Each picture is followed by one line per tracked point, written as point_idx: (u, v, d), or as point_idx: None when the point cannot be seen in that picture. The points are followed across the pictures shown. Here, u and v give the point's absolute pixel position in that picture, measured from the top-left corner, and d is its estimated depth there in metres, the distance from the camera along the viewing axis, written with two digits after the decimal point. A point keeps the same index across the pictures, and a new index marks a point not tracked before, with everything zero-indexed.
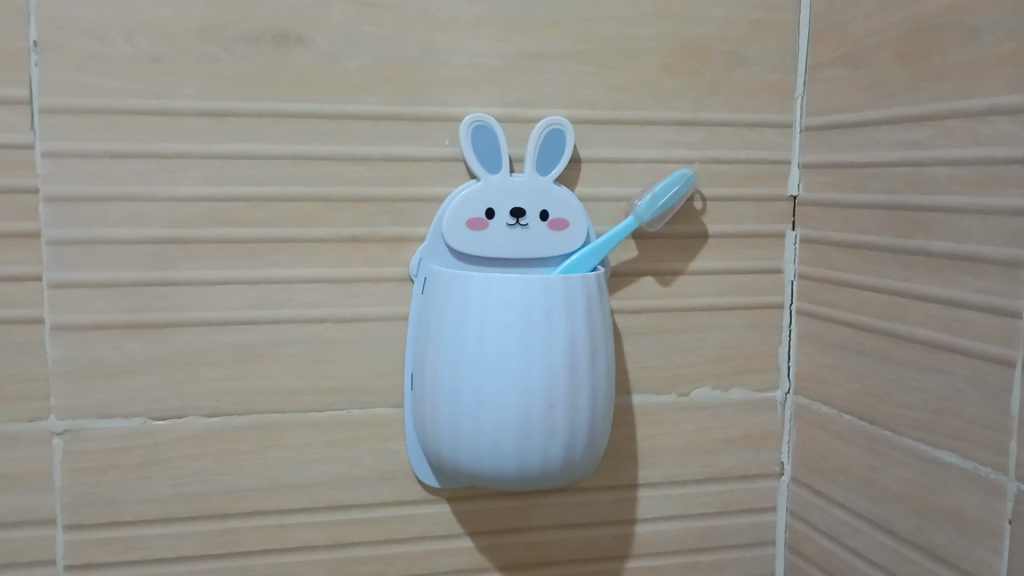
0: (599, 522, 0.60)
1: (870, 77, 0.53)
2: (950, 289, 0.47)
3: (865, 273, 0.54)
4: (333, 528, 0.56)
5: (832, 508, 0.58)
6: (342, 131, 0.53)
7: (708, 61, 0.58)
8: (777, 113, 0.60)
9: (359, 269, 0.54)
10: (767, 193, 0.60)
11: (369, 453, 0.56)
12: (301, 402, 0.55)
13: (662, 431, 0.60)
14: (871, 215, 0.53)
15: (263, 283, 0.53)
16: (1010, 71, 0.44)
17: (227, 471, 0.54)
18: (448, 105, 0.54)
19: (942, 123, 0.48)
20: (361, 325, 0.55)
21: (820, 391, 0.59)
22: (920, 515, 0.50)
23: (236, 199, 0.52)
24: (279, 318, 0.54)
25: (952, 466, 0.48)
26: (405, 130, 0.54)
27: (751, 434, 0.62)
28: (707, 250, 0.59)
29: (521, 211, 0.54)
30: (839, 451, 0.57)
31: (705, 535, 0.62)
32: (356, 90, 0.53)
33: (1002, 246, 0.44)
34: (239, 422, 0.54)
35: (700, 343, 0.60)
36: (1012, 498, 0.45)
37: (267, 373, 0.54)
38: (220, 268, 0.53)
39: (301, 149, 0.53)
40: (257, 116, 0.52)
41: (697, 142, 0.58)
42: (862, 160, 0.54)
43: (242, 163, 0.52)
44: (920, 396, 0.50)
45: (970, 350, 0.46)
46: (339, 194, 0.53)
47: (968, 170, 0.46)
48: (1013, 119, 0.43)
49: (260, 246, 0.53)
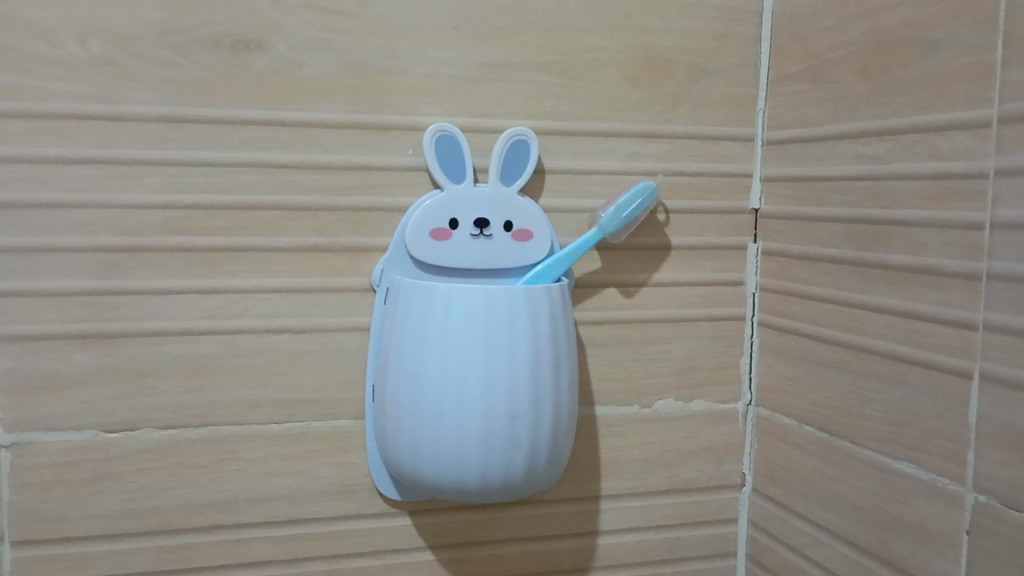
0: (562, 535, 0.60)
1: (831, 91, 0.54)
2: (910, 302, 0.48)
3: (825, 285, 0.54)
4: (291, 542, 0.55)
5: (793, 519, 0.58)
6: (303, 138, 0.52)
7: (671, 74, 0.58)
8: (739, 126, 0.60)
9: (319, 278, 0.53)
10: (729, 205, 0.60)
11: (329, 467, 0.55)
12: (259, 414, 0.54)
13: (625, 443, 0.60)
14: (831, 228, 0.54)
15: (220, 293, 0.52)
16: (968, 86, 0.44)
17: (181, 485, 0.53)
18: (412, 113, 0.54)
19: (901, 137, 0.48)
20: (322, 336, 0.54)
21: (781, 403, 0.59)
22: (881, 526, 0.51)
23: (194, 206, 0.51)
24: (237, 329, 0.53)
25: (911, 477, 0.48)
26: (368, 139, 0.53)
27: (713, 446, 0.62)
28: (669, 261, 0.59)
29: (484, 221, 0.54)
30: (800, 462, 0.57)
31: (668, 547, 0.62)
32: (317, 97, 0.52)
33: (959, 259, 0.45)
34: (194, 435, 0.53)
35: (663, 354, 0.60)
36: (970, 508, 0.45)
37: (224, 384, 0.53)
38: (176, 277, 0.51)
39: (260, 157, 0.52)
40: (215, 123, 0.51)
41: (660, 154, 0.59)
42: (822, 173, 0.54)
43: (198, 170, 0.51)
44: (881, 407, 0.50)
45: (928, 362, 0.47)
46: (298, 203, 0.53)
47: (927, 184, 0.47)
48: (971, 133, 0.44)
49: (217, 255, 0.52)
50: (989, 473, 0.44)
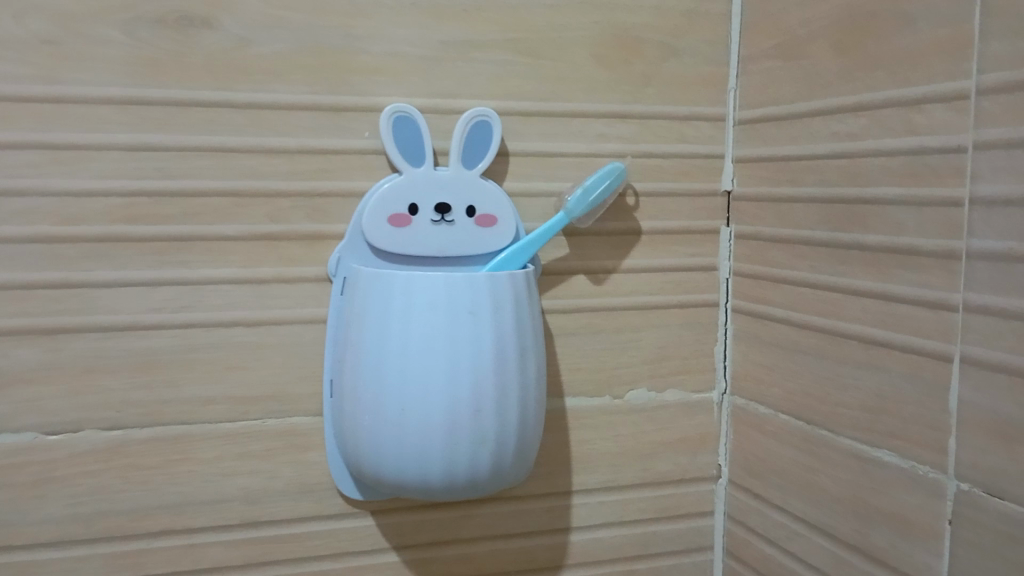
0: (533, 532, 0.58)
1: (805, 67, 0.52)
2: (887, 284, 0.46)
3: (800, 269, 0.52)
4: (248, 546, 0.52)
5: (771, 511, 0.56)
6: (254, 121, 0.50)
7: (639, 53, 0.56)
8: (710, 106, 0.58)
9: (272, 268, 0.51)
10: (701, 188, 0.58)
11: (286, 466, 0.53)
12: (211, 411, 0.51)
13: (597, 436, 0.58)
14: (806, 209, 0.52)
15: (168, 285, 0.49)
16: (946, 57, 0.42)
17: (130, 488, 0.50)
18: (369, 93, 0.51)
19: (877, 113, 0.46)
20: (276, 329, 0.51)
21: (757, 392, 0.57)
22: (860, 517, 0.49)
23: (139, 193, 0.48)
24: (186, 322, 0.50)
25: (891, 466, 0.47)
26: (323, 121, 0.51)
27: (688, 437, 0.60)
28: (640, 247, 0.57)
29: (446, 207, 0.52)
30: (777, 452, 0.55)
31: (643, 542, 0.60)
32: (269, 78, 0.50)
33: (938, 239, 0.43)
34: (142, 435, 0.50)
35: (634, 343, 0.58)
36: (952, 497, 0.43)
37: (174, 382, 0.50)
38: (120, 268, 0.49)
39: (208, 140, 0.49)
40: (159, 105, 0.48)
41: (630, 136, 0.56)
42: (797, 153, 0.52)
43: (142, 155, 0.48)
44: (858, 394, 0.48)
45: (907, 346, 0.45)
46: (250, 189, 0.50)
47: (903, 161, 0.45)
48: (949, 106, 0.42)
49: (164, 245, 0.49)
50: (971, 460, 0.42)
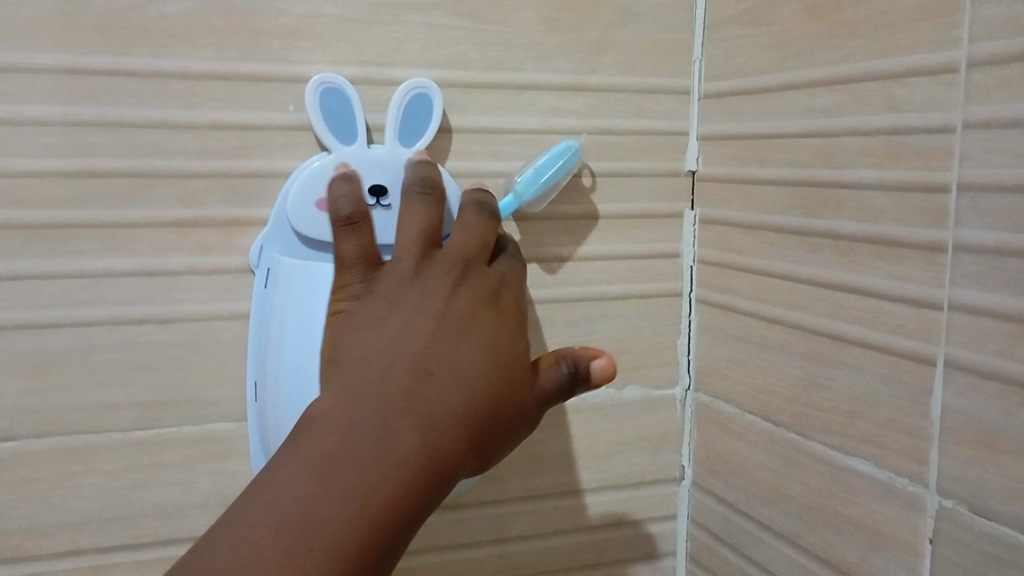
0: (480, 542, 0.53)
1: (775, 36, 0.47)
2: (864, 276, 0.42)
3: (768, 257, 0.48)
4: (163, 565, 0.47)
5: (735, 517, 0.52)
6: (159, 92, 0.44)
7: (595, 18, 0.51)
8: (673, 77, 0.53)
9: (185, 258, 0.46)
10: (663, 167, 0.54)
11: (204, 476, 0.48)
12: (117, 418, 0.46)
13: (549, 437, 0.54)
14: (776, 192, 0.47)
15: (63, 277, 0.44)
16: (930, 24, 0.38)
17: (25, 505, 0.45)
18: (292, 61, 0.46)
19: (853, 86, 0.42)
20: (190, 325, 0.46)
21: (721, 388, 0.53)
22: (831, 528, 0.45)
23: (26, 174, 0.43)
24: (86, 319, 0.44)
25: (865, 475, 0.43)
26: (240, 92, 0.45)
27: (648, 436, 0.56)
28: (596, 232, 0.53)
29: (382, 189, 0.45)
30: (742, 454, 0.51)
31: (599, 549, 0.56)
32: (175, 42, 0.44)
33: (921, 228, 0.38)
34: (38, 446, 0.45)
35: (590, 336, 0.53)
36: (932, 512, 0.39)
37: (72, 386, 0.45)
38: (7, 259, 0.43)
39: (108, 114, 0.43)
40: (48, 73, 0.42)
41: (585, 110, 0.51)
42: (766, 130, 0.48)
43: (29, 130, 0.43)
44: (831, 396, 0.44)
45: (885, 346, 0.41)
46: (157, 169, 0.44)
47: (883, 141, 0.40)
48: (935, 79, 0.38)
49: (57, 232, 0.43)
50: (953, 473, 0.38)
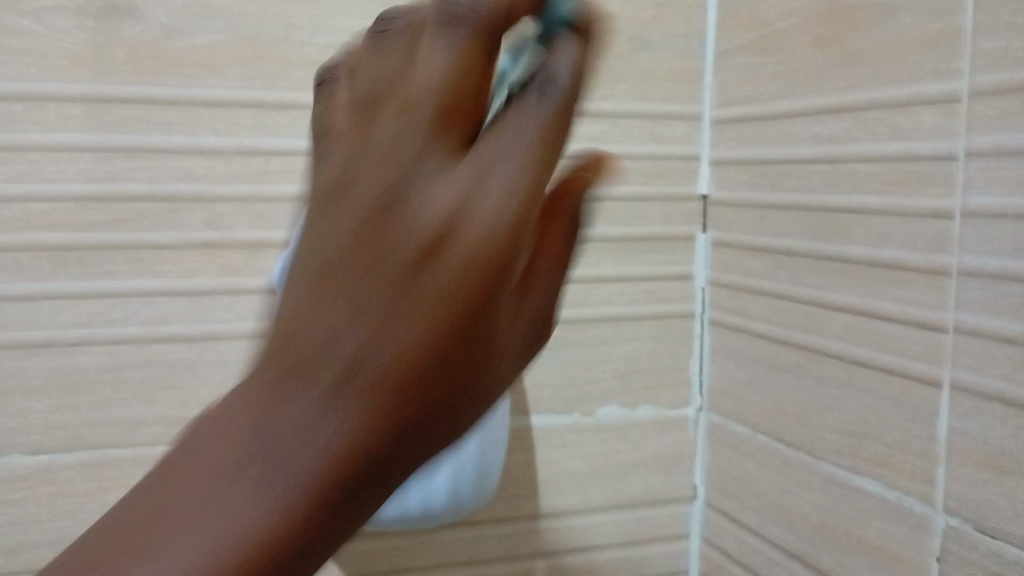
0: (494, 559, 0.54)
1: (783, 64, 0.48)
2: (871, 299, 0.42)
3: (777, 280, 0.49)
4: None
5: (748, 537, 0.53)
6: (187, 119, 0.46)
7: (608, 47, 0.52)
8: (683, 104, 0.55)
9: (210, 279, 0.47)
10: (675, 192, 0.55)
11: None
12: (143, 434, 0.47)
13: (563, 456, 0.54)
14: (785, 217, 0.48)
15: (93, 298, 0.45)
16: (933, 55, 0.39)
17: (54, 518, 0.46)
18: (314, 90, 0.47)
19: (859, 115, 0.43)
20: (215, 344, 0.48)
21: (733, 408, 0.54)
22: (841, 548, 0.45)
23: (59, 199, 0.44)
24: (114, 339, 0.46)
25: (873, 495, 0.43)
26: (265, 119, 0.47)
27: (661, 456, 0.57)
28: (609, 255, 0.54)
29: None
30: (754, 474, 0.52)
31: (613, 567, 0.57)
32: (202, 72, 0.46)
33: (926, 252, 0.39)
34: (67, 461, 0.46)
35: (604, 357, 0.54)
36: (939, 532, 0.40)
37: (101, 403, 0.46)
38: (39, 280, 0.45)
39: (138, 141, 0.45)
40: (82, 101, 0.44)
41: (598, 136, 0.53)
42: (775, 156, 0.49)
43: (64, 157, 0.44)
44: (840, 417, 0.45)
45: (892, 368, 0.42)
46: (184, 193, 0.46)
47: (888, 168, 0.41)
48: (938, 109, 0.39)
49: (88, 254, 0.45)
50: (959, 493, 0.39)
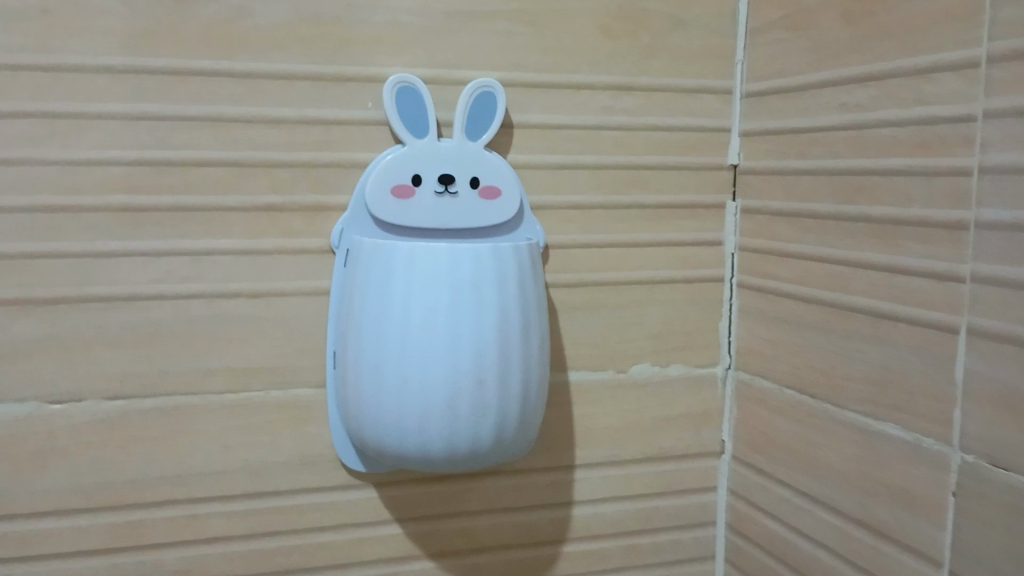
0: (535, 506, 0.58)
1: (813, 38, 0.51)
2: (894, 256, 0.45)
3: (805, 243, 0.52)
4: (251, 518, 0.53)
5: (775, 486, 0.56)
6: (255, 91, 0.49)
7: (645, 24, 0.55)
8: (717, 79, 0.57)
9: (275, 240, 0.51)
10: (707, 162, 0.58)
11: (289, 438, 0.53)
12: (213, 382, 0.51)
13: (600, 410, 0.58)
14: (813, 182, 0.51)
15: (169, 256, 0.49)
16: (955, 26, 0.42)
17: (132, 459, 0.50)
18: (371, 63, 0.51)
19: (884, 84, 0.46)
20: (279, 301, 0.51)
21: (761, 366, 0.57)
22: (863, 491, 0.49)
23: (138, 164, 0.48)
24: (188, 294, 0.50)
25: (895, 439, 0.46)
26: (325, 91, 0.50)
27: (692, 412, 0.60)
28: (644, 221, 0.57)
29: (450, 178, 0.51)
30: (780, 427, 0.55)
31: (646, 517, 0.60)
32: (269, 46, 0.49)
33: (947, 209, 0.42)
34: (144, 406, 0.50)
35: (639, 318, 0.58)
36: (956, 469, 0.43)
37: (175, 354, 0.50)
38: (120, 239, 0.48)
39: (209, 111, 0.49)
40: (160, 74, 0.48)
41: (635, 108, 0.56)
42: (804, 125, 0.52)
43: (142, 125, 0.48)
44: (864, 368, 0.48)
45: (913, 319, 0.45)
46: (251, 160, 0.50)
47: (912, 132, 0.44)
48: (959, 76, 0.41)
49: (163, 216, 0.49)
50: (975, 432, 0.42)
